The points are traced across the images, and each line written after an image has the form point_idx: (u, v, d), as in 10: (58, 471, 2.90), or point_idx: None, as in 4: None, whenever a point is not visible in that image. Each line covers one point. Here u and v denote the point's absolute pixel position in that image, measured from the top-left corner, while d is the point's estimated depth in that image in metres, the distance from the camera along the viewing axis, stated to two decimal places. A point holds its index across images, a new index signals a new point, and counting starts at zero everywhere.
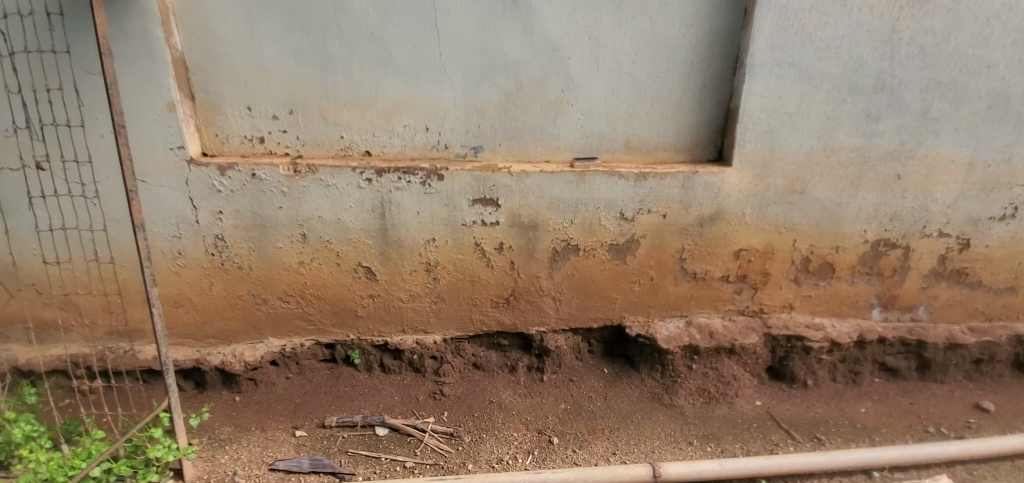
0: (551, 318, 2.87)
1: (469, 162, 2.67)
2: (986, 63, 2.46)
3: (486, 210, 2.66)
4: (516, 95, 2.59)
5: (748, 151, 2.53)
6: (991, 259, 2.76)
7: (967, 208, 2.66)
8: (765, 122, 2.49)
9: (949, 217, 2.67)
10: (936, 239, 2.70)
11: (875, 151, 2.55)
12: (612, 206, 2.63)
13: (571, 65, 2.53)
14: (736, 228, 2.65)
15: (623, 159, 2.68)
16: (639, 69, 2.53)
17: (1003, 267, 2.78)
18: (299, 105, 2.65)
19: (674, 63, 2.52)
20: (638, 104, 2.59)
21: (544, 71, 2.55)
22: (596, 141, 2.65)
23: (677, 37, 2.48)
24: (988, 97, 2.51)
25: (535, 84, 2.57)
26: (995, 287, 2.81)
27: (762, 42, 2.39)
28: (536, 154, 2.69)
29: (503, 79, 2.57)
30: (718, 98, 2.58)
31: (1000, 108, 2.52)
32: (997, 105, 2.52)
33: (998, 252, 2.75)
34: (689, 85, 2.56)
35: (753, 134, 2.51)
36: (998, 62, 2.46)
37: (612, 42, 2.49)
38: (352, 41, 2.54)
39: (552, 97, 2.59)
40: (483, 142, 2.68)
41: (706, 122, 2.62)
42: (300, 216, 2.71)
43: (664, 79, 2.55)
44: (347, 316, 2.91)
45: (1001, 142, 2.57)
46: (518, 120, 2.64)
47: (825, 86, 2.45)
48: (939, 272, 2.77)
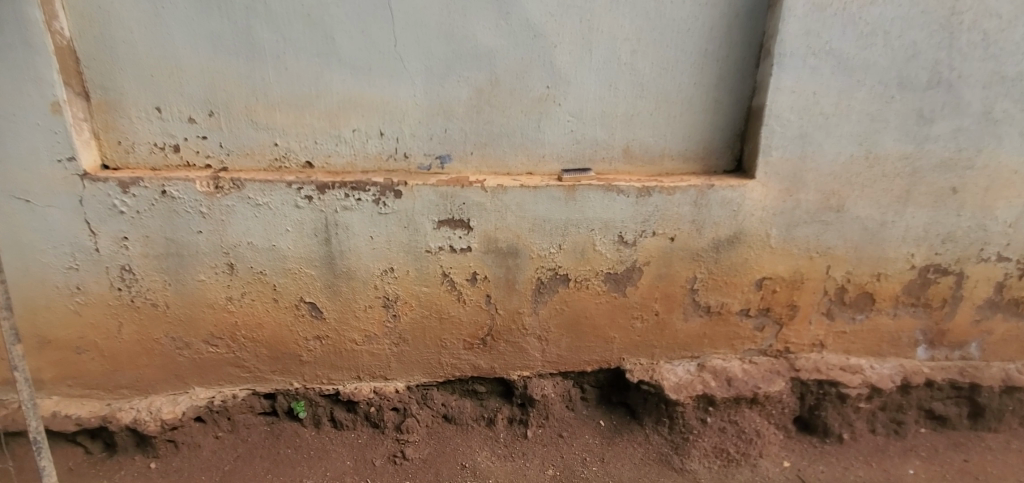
0: (536, 361, 2.39)
1: (434, 175, 2.18)
2: None
3: (455, 234, 2.16)
4: (491, 92, 2.10)
5: (775, 160, 2.07)
6: None
7: None
8: (796, 125, 2.03)
9: (1010, 238, 2.23)
10: (994, 264, 2.27)
11: (927, 159, 2.10)
12: (610, 228, 2.15)
13: (558, 55, 2.05)
14: (759, 253, 2.19)
15: (622, 170, 2.20)
16: (642, 59, 2.05)
17: None
18: (221, 105, 2.13)
19: (686, 53, 2.05)
20: (640, 102, 2.11)
21: (526, 62, 2.06)
22: (589, 149, 2.17)
23: (689, 21, 2.00)
24: None
25: (513, 79, 2.08)
26: None
27: (794, 26, 1.92)
28: (516, 165, 2.20)
29: (475, 72, 2.08)
30: (737, 96, 2.11)
31: None
32: None
33: None
34: (703, 79, 2.08)
35: (781, 140, 2.04)
36: None
37: (609, 26, 2.01)
38: (285, 25, 2.02)
39: (535, 93, 2.10)
40: (451, 150, 2.18)
41: (724, 125, 2.15)
42: (225, 242, 2.19)
43: (672, 72, 2.07)
44: (290, 361, 2.40)
45: None
46: (494, 122, 2.14)
47: (869, 80, 2.00)
48: (995, 303, 2.33)
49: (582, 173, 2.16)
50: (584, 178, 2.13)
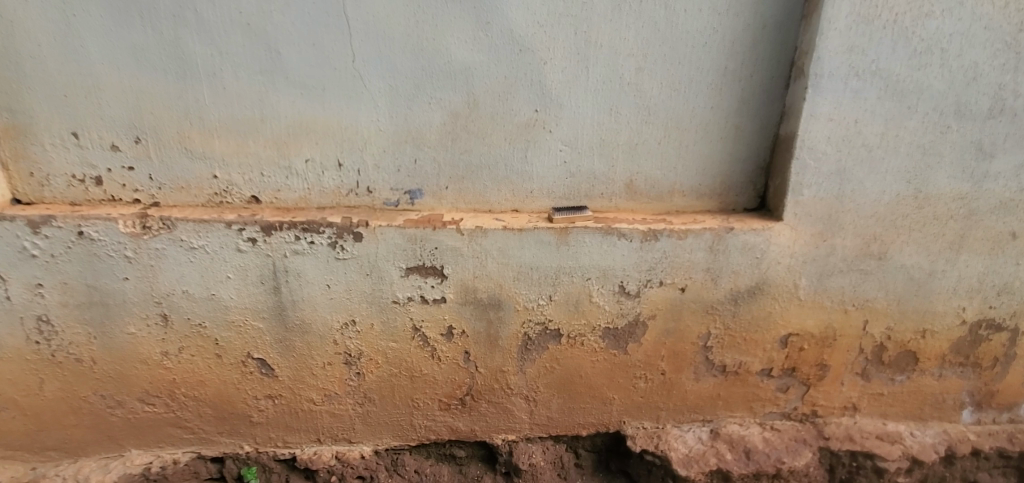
0: (523, 424, 2.07)
1: (403, 214, 1.85)
2: None
3: (426, 282, 1.84)
4: (469, 117, 1.77)
5: (807, 200, 1.74)
6: None
7: None
8: (833, 158, 1.70)
9: None
10: None
11: (985, 200, 1.76)
12: (609, 277, 1.82)
13: (549, 72, 1.71)
14: (785, 306, 1.86)
15: (624, 208, 1.87)
16: (649, 79, 1.72)
17: None
18: (150, 130, 1.80)
19: (701, 72, 1.71)
20: (646, 129, 1.77)
21: (510, 82, 1.72)
22: (585, 182, 1.84)
23: (706, 32, 1.67)
24: None
25: (495, 101, 1.75)
26: None
27: (834, 41, 1.59)
28: (499, 201, 1.87)
29: (449, 93, 1.74)
30: (762, 122, 1.77)
31: None
32: None
33: None
34: (721, 103, 1.75)
35: (814, 176, 1.71)
36: None
37: (610, 39, 1.67)
38: (221, 36, 1.69)
39: (521, 118, 1.76)
40: (422, 184, 1.85)
41: (745, 156, 1.81)
42: (157, 290, 1.87)
43: (685, 94, 1.73)
44: (239, 422, 2.08)
45: None
46: (473, 151, 1.81)
47: (921, 106, 1.67)
48: None
49: (576, 212, 1.81)
50: (580, 218, 1.79)
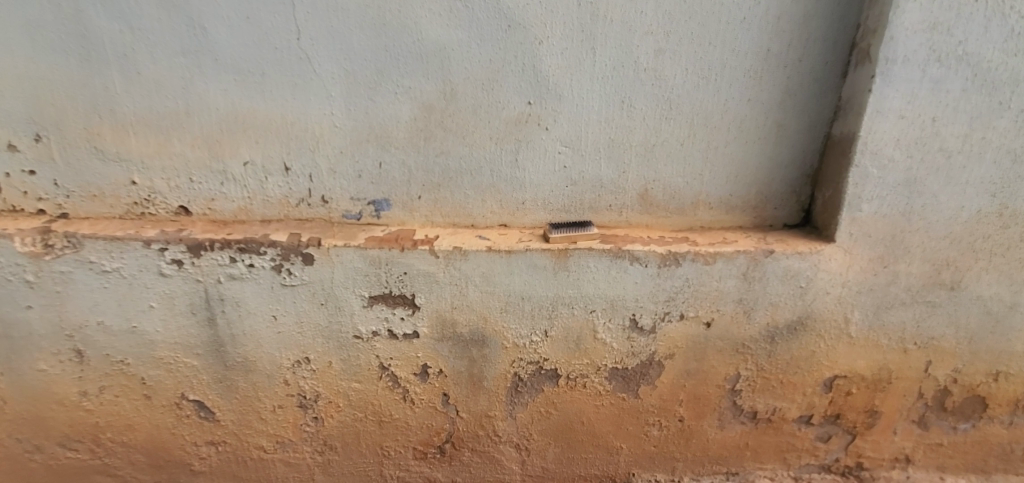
0: (513, 475, 1.74)
1: (366, 230, 1.51)
2: None
3: (393, 314, 1.50)
4: (445, 111, 1.42)
5: (865, 217, 1.39)
6: None
7: None
8: (902, 165, 1.35)
9: None
10: None
11: None
12: (618, 310, 1.48)
13: (545, 55, 1.36)
14: (833, 344, 1.52)
15: (636, 223, 1.53)
16: (671, 64, 1.37)
17: None
18: (50, 124, 1.44)
19: (737, 55, 1.36)
20: (665, 127, 1.42)
21: (496, 67, 1.37)
22: (590, 192, 1.49)
23: (745, 4, 1.31)
24: None
25: (477, 91, 1.40)
26: None
27: (912, 16, 1.23)
28: (483, 215, 1.52)
29: (419, 80, 1.39)
30: (813, 119, 1.42)
31: None
32: None
33: None
34: (761, 94, 1.39)
35: (876, 188, 1.37)
36: None
37: (622, 12, 1.31)
38: (131, 7, 1.33)
39: (510, 112, 1.41)
40: (389, 192, 1.51)
41: (790, 161, 1.46)
42: (67, 322, 1.53)
43: (715, 83, 1.38)
44: (178, 471, 1.76)
45: None
46: (452, 153, 1.46)
47: (1016, 101, 1.31)
48: None
49: (578, 229, 1.46)
50: (583, 237, 1.44)
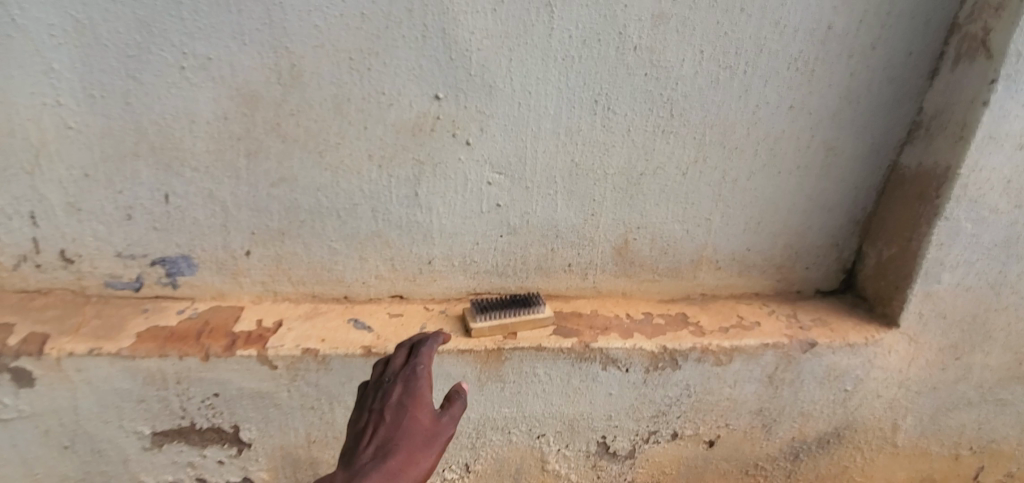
0: None
1: (149, 313, 0.86)
2: None
3: (204, 456, 0.87)
4: (281, 107, 0.78)
5: (942, 293, 0.94)
6: None
7: None
8: (1005, 220, 0.89)
9: None
10: None
11: None
12: (580, 432, 0.94)
13: (461, 12, 0.74)
14: (873, 459, 1.08)
15: (608, 291, 0.98)
16: (677, 42, 0.80)
17: None
18: None
19: (782, 34, 0.81)
20: (659, 146, 0.87)
21: (372, 29, 0.74)
22: (537, 246, 0.93)
23: None
24: None
25: (338, 73, 0.77)
26: None
27: None
28: (362, 282, 0.92)
29: (227, 47, 0.74)
30: (876, 141, 0.91)
31: None
32: None
33: None
34: (811, 100, 0.86)
35: (964, 252, 0.90)
36: None
37: None
38: None
39: (400, 113, 0.80)
40: (189, 244, 0.86)
41: (836, 203, 0.96)
42: None
43: (744, 78, 0.83)
44: None
45: None
46: (298, 181, 0.83)
47: None
48: None
49: (520, 310, 0.89)
50: (530, 326, 0.89)
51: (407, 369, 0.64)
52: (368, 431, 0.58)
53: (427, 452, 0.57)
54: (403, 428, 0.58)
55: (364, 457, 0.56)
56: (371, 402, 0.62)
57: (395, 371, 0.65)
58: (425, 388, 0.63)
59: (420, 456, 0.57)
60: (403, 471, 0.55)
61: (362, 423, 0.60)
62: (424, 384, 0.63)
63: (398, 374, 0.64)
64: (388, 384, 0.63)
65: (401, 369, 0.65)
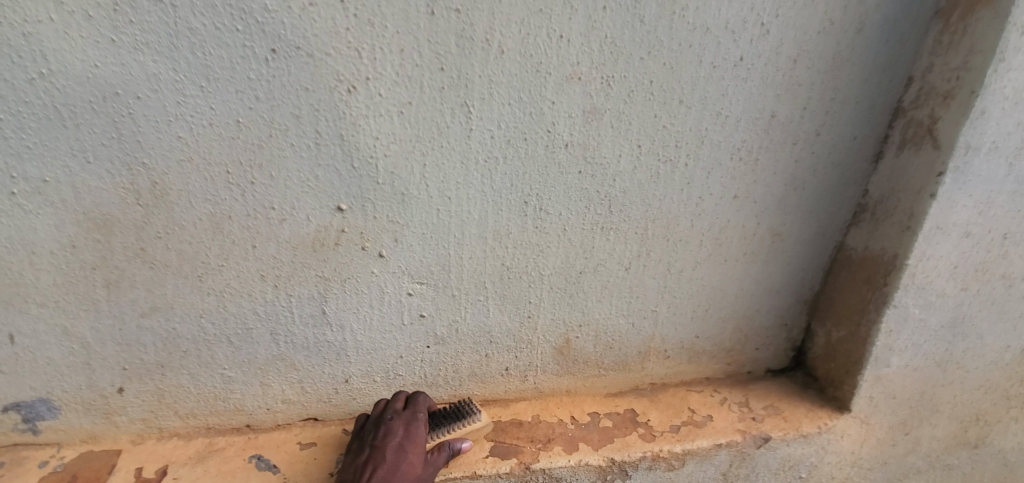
0: None
1: (4, 469, 0.71)
2: None
3: None
4: (144, 229, 0.64)
5: (893, 375, 0.90)
6: None
7: None
8: (950, 302, 0.86)
9: None
10: None
11: None
12: None
13: (361, 116, 0.63)
14: None
15: (551, 389, 0.90)
16: (612, 137, 0.71)
17: None
18: None
19: (724, 124, 0.74)
20: (600, 242, 0.78)
21: (252, 140, 0.62)
22: (470, 354, 0.83)
23: (745, 35, 0.69)
24: None
25: (217, 189, 0.64)
26: None
27: (1018, 77, 0.69)
28: (269, 407, 0.79)
29: (69, 168, 0.60)
30: (822, 223, 0.87)
31: None
32: None
33: None
34: (756, 188, 0.80)
35: (913, 335, 0.87)
36: None
37: (520, 35, 0.63)
38: None
39: (296, 228, 0.68)
40: (45, 386, 0.71)
41: (783, 285, 0.91)
42: None
43: (684, 171, 0.76)
44: None
45: None
46: (175, 309, 0.69)
47: None
48: None
49: (451, 426, 0.78)
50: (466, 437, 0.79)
51: (409, 417, 0.74)
52: (372, 462, 0.69)
53: None
54: (402, 469, 0.68)
55: (367, 482, 0.68)
56: (375, 438, 0.72)
57: (396, 415, 0.75)
58: (421, 436, 0.73)
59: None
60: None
61: (365, 453, 0.71)
62: (422, 433, 0.73)
63: (401, 418, 0.74)
64: (390, 426, 0.73)
65: (401, 414, 0.75)
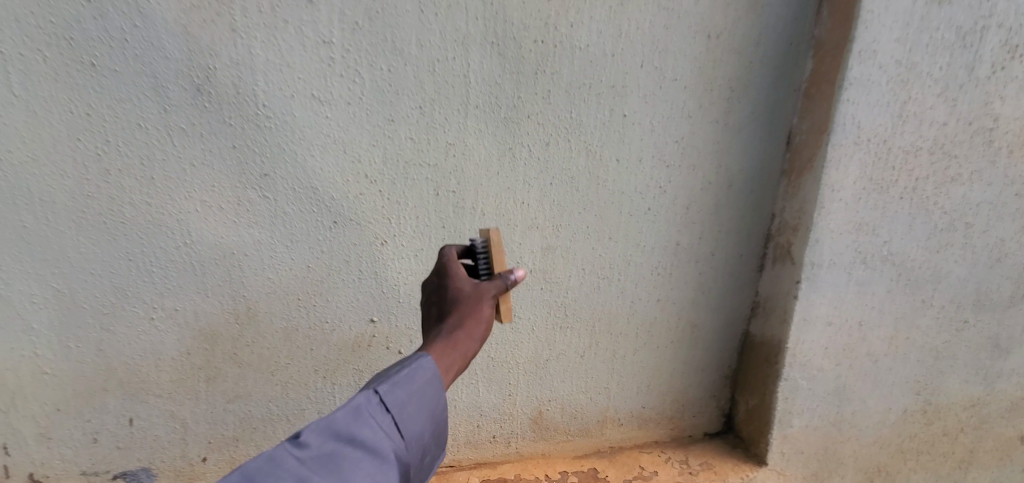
0: None
1: None
2: None
3: None
4: (237, 340, 0.92)
5: (797, 434, 1.16)
6: None
7: None
8: (830, 375, 1.13)
9: None
10: None
11: (995, 404, 1.35)
12: None
13: (390, 258, 0.93)
14: None
15: (530, 453, 1.14)
16: (563, 263, 1.01)
17: None
18: None
19: (643, 251, 1.05)
20: (561, 336, 1.07)
21: (316, 277, 0.91)
22: (465, 425, 1.08)
23: (649, 194, 1.01)
24: None
25: (289, 309, 0.92)
26: None
27: (837, 217, 1.00)
28: None
29: (192, 299, 0.88)
30: (728, 316, 1.15)
31: None
32: None
33: None
34: (673, 293, 1.10)
35: (806, 401, 1.13)
36: None
37: (495, 202, 0.94)
38: None
39: (342, 333, 0.96)
40: (149, 458, 0.96)
41: (706, 364, 1.18)
42: None
43: (617, 284, 1.06)
44: None
45: None
46: (252, 395, 0.96)
47: (939, 299, 1.15)
48: None
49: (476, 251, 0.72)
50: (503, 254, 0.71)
51: (438, 260, 0.71)
52: (429, 315, 0.67)
53: (472, 310, 0.64)
54: (450, 298, 0.66)
55: (433, 326, 0.65)
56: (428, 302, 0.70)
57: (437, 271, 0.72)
58: (457, 268, 0.69)
59: (473, 312, 0.64)
60: (460, 321, 0.63)
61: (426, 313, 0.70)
62: (456, 266, 0.69)
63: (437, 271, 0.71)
64: (432, 281, 0.71)
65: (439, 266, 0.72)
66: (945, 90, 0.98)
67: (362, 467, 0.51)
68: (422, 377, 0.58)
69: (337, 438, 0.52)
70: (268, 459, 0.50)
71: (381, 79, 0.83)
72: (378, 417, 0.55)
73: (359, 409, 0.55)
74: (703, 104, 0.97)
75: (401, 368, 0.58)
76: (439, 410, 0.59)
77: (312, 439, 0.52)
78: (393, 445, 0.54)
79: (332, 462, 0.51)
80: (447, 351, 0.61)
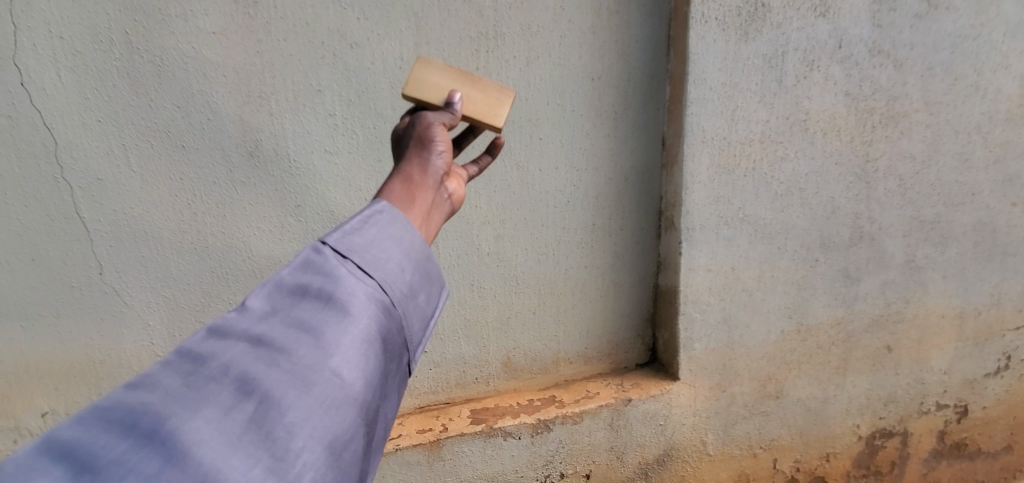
0: None
1: None
2: (971, 190, 1.77)
3: None
4: None
5: (700, 354, 1.57)
6: (988, 421, 2.05)
7: (962, 368, 1.95)
8: (717, 308, 1.55)
9: (946, 384, 1.94)
10: (934, 414, 1.96)
11: (858, 321, 1.76)
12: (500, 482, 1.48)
13: None
14: (696, 465, 1.67)
15: (505, 389, 1.55)
16: (511, 246, 1.42)
17: (1000, 426, 2.07)
18: None
19: (569, 231, 1.46)
20: (517, 299, 1.47)
21: None
22: (455, 371, 1.48)
23: (567, 191, 1.42)
24: (974, 231, 1.82)
25: None
26: (993, 451, 2.09)
27: (699, 194, 1.42)
28: None
29: None
30: (640, 274, 1.57)
31: (986, 242, 1.84)
32: (982, 239, 1.84)
33: (995, 411, 2.04)
34: (595, 260, 1.51)
35: (702, 329, 1.55)
36: (982, 187, 1.78)
37: None
38: None
39: None
40: None
41: (629, 311, 1.60)
42: None
43: (553, 256, 1.47)
44: None
45: (990, 281, 1.89)
46: None
47: (792, 245, 1.57)
48: (939, 453, 2.01)
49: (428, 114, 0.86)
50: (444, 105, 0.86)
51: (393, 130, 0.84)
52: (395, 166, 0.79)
53: (420, 140, 0.76)
54: (405, 142, 0.78)
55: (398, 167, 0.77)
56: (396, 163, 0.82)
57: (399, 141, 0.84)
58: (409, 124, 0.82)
59: (422, 142, 0.76)
60: (412, 153, 0.75)
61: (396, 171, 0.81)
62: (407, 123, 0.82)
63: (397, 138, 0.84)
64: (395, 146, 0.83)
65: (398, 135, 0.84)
66: (762, 99, 1.40)
67: (323, 310, 0.51)
68: (382, 218, 0.61)
69: (292, 290, 0.52)
70: (215, 330, 0.49)
71: (370, 134, 1.24)
72: (330, 266, 0.54)
73: (307, 264, 0.54)
74: (596, 125, 1.39)
75: (358, 218, 0.60)
76: (411, 244, 0.61)
77: (259, 300, 0.51)
78: (361, 285, 0.54)
79: (288, 316, 0.50)
80: (410, 172, 0.72)
